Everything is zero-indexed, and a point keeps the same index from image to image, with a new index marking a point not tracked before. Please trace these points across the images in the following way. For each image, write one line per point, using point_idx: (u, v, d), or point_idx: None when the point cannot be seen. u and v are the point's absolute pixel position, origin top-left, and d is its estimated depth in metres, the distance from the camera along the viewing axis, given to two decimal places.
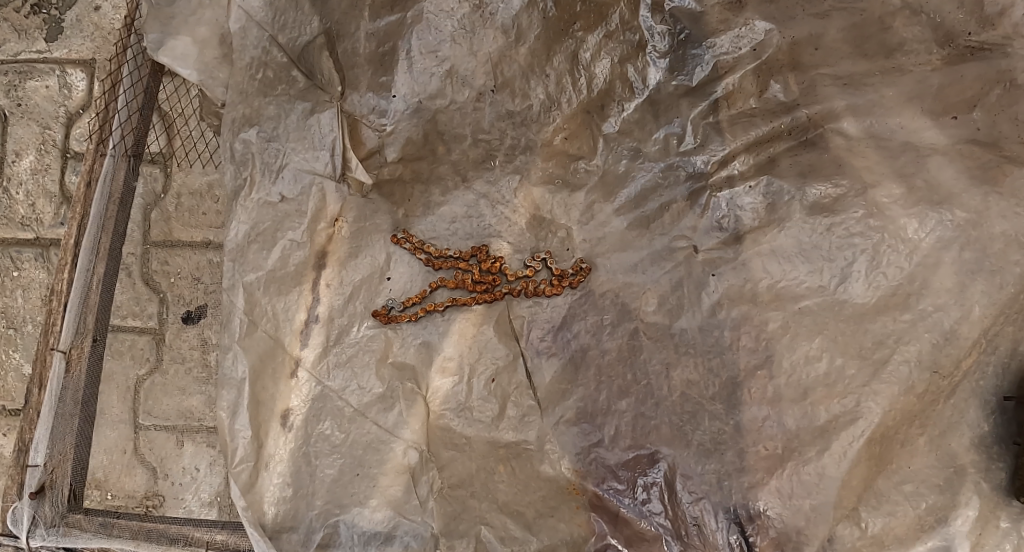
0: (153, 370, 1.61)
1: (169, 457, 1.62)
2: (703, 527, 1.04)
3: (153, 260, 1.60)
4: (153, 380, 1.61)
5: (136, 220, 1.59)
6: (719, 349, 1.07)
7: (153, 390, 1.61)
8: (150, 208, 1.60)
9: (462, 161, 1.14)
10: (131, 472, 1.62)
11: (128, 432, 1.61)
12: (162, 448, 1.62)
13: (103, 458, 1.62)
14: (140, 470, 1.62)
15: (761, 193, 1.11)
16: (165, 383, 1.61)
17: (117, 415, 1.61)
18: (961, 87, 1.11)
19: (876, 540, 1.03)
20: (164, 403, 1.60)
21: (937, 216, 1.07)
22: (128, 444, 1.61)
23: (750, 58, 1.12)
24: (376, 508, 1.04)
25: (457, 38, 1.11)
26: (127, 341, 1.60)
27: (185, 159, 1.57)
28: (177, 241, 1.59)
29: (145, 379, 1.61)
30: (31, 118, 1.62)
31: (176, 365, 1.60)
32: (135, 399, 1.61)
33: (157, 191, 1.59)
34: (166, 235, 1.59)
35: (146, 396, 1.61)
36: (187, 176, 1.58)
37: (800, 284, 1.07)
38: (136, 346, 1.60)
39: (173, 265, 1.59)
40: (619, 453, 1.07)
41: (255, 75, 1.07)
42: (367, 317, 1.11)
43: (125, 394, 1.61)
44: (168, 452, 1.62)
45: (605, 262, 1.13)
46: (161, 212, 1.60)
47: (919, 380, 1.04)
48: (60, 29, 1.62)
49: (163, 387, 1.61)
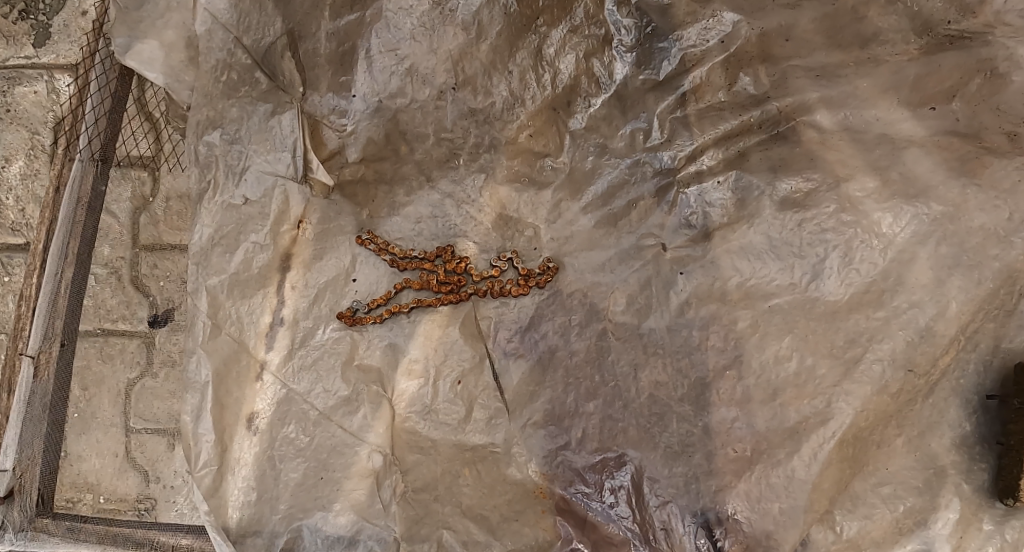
0: (145, 374, 1.40)
1: (162, 459, 1.40)
2: (670, 532, 1.02)
3: (142, 264, 1.40)
4: (145, 383, 1.40)
5: (126, 224, 1.40)
6: (687, 350, 1.05)
7: (145, 394, 1.40)
8: (139, 213, 1.40)
9: (426, 160, 1.13)
10: (123, 475, 1.40)
11: (120, 436, 1.40)
12: (155, 450, 1.40)
13: (95, 461, 1.40)
14: (132, 473, 1.40)
15: (730, 188, 1.09)
16: (158, 384, 1.40)
17: (109, 419, 1.40)
18: (939, 78, 1.07)
19: (851, 544, 1.01)
20: (157, 405, 1.40)
21: (913, 211, 1.03)
22: (119, 448, 1.40)
23: (717, 51, 1.10)
24: (340, 512, 1.03)
25: (417, 36, 1.09)
26: (117, 345, 1.40)
27: (178, 160, 1.36)
28: (167, 245, 1.40)
29: (137, 382, 1.40)
30: (19, 123, 1.45)
31: (169, 369, 1.40)
32: (127, 402, 1.40)
33: (144, 195, 1.39)
34: (155, 239, 1.40)
35: (138, 399, 1.40)
36: (178, 178, 1.39)
37: (771, 282, 1.04)
38: (127, 353, 1.40)
39: (163, 269, 1.40)
40: (586, 456, 1.05)
41: (219, 77, 1.06)
42: (332, 320, 1.10)
43: (118, 398, 1.40)
44: (159, 455, 1.40)
45: (573, 261, 1.11)
46: (150, 217, 1.40)
47: (893, 379, 1.01)
48: (49, 33, 1.45)
49: (156, 390, 1.40)
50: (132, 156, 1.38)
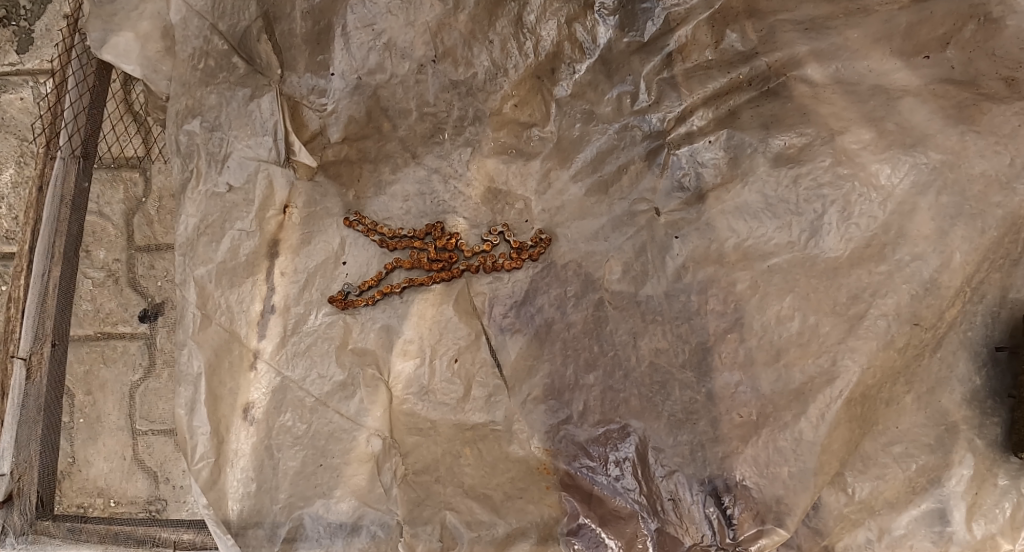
0: (147, 376, 1.36)
1: (170, 459, 1.37)
2: (679, 502, 1.00)
3: (139, 264, 1.36)
4: (148, 385, 1.37)
5: (119, 225, 1.36)
6: (687, 315, 1.02)
7: (148, 395, 1.37)
8: (133, 214, 1.36)
9: (410, 137, 1.11)
10: (132, 478, 1.38)
11: (126, 439, 1.37)
12: (163, 450, 1.37)
13: (104, 465, 1.37)
14: (141, 475, 1.37)
15: (722, 147, 1.06)
16: (162, 385, 1.37)
17: (115, 423, 1.37)
18: (931, 25, 1.04)
19: (865, 505, 1.00)
20: (161, 406, 1.36)
21: (911, 160, 1.00)
22: (127, 452, 1.37)
23: (702, 8, 1.07)
24: (341, 498, 1.02)
25: (393, 10, 1.07)
26: (117, 348, 1.36)
27: (164, 156, 1.32)
28: (160, 246, 1.36)
29: (140, 385, 1.36)
30: (7, 131, 1.41)
31: (171, 369, 1.36)
32: (131, 404, 1.37)
33: (137, 196, 1.36)
34: (150, 238, 1.36)
35: (142, 399, 1.37)
36: (168, 175, 1.35)
37: (768, 242, 1.01)
38: (127, 355, 1.36)
39: (160, 270, 1.36)
40: (588, 429, 1.02)
41: (197, 65, 1.04)
42: (324, 304, 1.08)
43: (123, 401, 1.37)
44: (168, 455, 1.37)
45: (566, 232, 1.09)
46: (144, 217, 1.36)
47: (899, 334, 0.97)
48: (31, 39, 1.40)
49: (159, 391, 1.37)
50: (121, 156, 1.34)
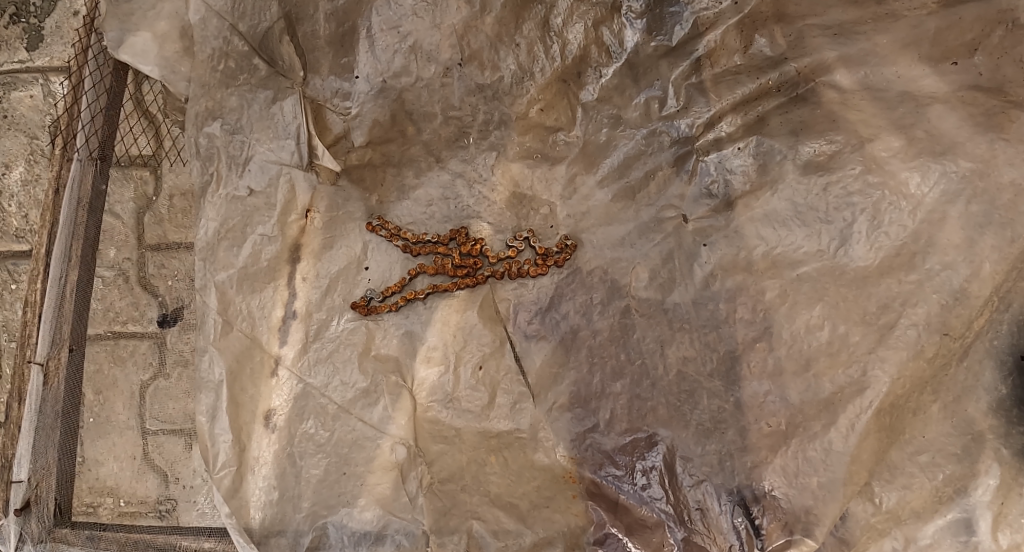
0: (158, 376, 1.28)
1: (179, 460, 1.28)
2: (706, 511, 0.99)
3: (150, 264, 1.29)
4: (158, 385, 1.28)
5: (130, 226, 1.29)
6: (715, 323, 1.02)
7: (159, 395, 1.28)
8: (144, 212, 1.29)
9: (434, 141, 1.11)
10: (142, 478, 1.29)
11: (136, 439, 1.28)
12: (172, 451, 1.28)
13: (114, 465, 1.29)
14: (151, 475, 1.29)
15: (751, 154, 1.05)
16: (174, 384, 1.28)
17: (124, 422, 1.28)
18: (959, 30, 1.03)
19: (892, 516, 0.96)
20: (172, 407, 1.27)
21: (941, 168, 0.98)
22: (138, 452, 1.28)
23: (732, 12, 1.06)
24: (365, 507, 1.00)
25: (418, 12, 1.06)
26: (128, 348, 1.28)
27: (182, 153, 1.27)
28: (171, 244, 1.29)
29: (151, 384, 1.28)
30: (17, 129, 1.35)
31: (182, 370, 1.28)
32: (142, 403, 1.28)
33: (146, 194, 1.29)
34: (160, 238, 1.29)
35: (153, 399, 1.28)
36: (181, 174, 1.28)
37: (798, 250, 1.01)
38: (138, 355, 1.28)
39: (169, 268, 1.28)
40: (615, 437, 1.02)
41: (217, 66, 1.02)
42: (346, 310, 1.07)
43: (133, 400, 1.28)
44: (177, 456, 1.28)
45: (591, 237, 1.08)
46: (155, 216, 1.29)
47: (928, 344, 0.96)
48: (41, 36, 1.35)
49: (171, 391, 1.28)
50: (132, 154, 1.28)
